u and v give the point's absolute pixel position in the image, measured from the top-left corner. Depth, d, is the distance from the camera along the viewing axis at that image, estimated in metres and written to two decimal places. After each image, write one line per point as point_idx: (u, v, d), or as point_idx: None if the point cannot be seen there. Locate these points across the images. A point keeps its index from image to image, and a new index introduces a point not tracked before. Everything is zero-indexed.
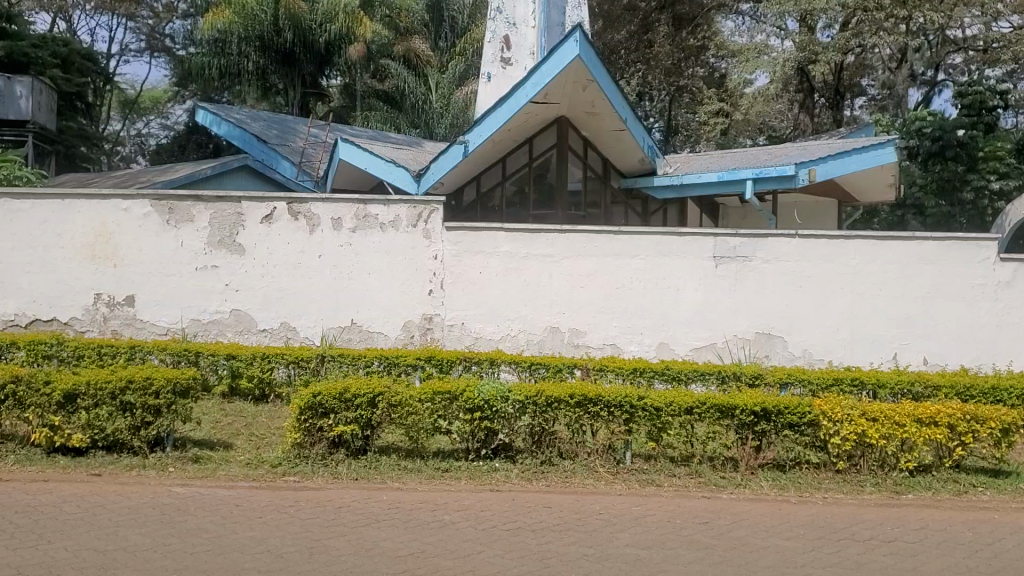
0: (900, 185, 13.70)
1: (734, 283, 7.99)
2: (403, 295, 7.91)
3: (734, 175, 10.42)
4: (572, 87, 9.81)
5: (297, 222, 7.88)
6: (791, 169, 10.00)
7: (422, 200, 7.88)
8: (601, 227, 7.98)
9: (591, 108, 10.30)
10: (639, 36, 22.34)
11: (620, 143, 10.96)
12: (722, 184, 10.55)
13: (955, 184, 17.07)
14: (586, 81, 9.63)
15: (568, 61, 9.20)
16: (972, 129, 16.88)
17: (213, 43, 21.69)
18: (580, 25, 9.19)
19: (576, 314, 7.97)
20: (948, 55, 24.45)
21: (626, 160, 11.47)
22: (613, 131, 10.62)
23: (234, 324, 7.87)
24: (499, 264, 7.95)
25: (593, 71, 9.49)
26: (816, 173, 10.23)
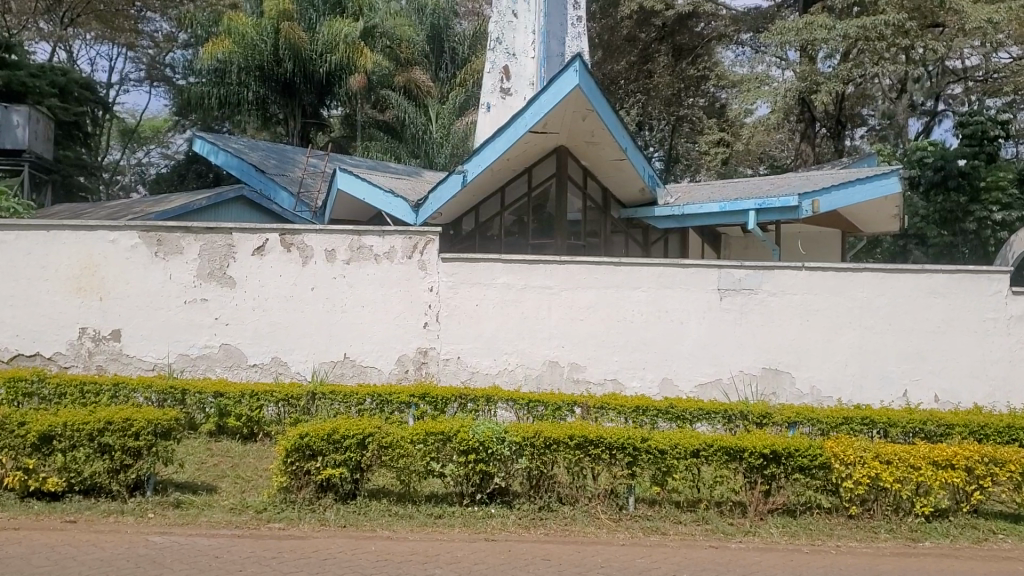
0: (904, 216, 13.51)
1: (739, 317, 7.75)
2: (397, 329, 7.67)
3: (737, 205, 10.21)
4: (571, 117, 9.64)
5: (289, 254, 7.66)
6: (794, 199, 9.75)
7: (418, 231, 7.67)
8: (602, 259, 7.76)
9: (591, 138, 10.12)
10: (639, 67, 22.35)
11: (620, 173, 10.78)
12: (724, 214, 10.35)
13: (958, 215, 17.00)
14: (586, 111, 9.45)
15: (568, 90, 9.03)
16: (973, 159, 16.87)
17: (213, 73, 21.67)
18: (580, 54, 9.01)
19: (576, 348, 7.72)
20: (948, 86, 24.42)
21: (627, 190, 11.29)
22: (613, 161, 10.45)
23: (224, 359, 7.62)
24: (497, 297, 7.72)
25: (594, 101, 9.31)
26: (819, 204, 10.01)
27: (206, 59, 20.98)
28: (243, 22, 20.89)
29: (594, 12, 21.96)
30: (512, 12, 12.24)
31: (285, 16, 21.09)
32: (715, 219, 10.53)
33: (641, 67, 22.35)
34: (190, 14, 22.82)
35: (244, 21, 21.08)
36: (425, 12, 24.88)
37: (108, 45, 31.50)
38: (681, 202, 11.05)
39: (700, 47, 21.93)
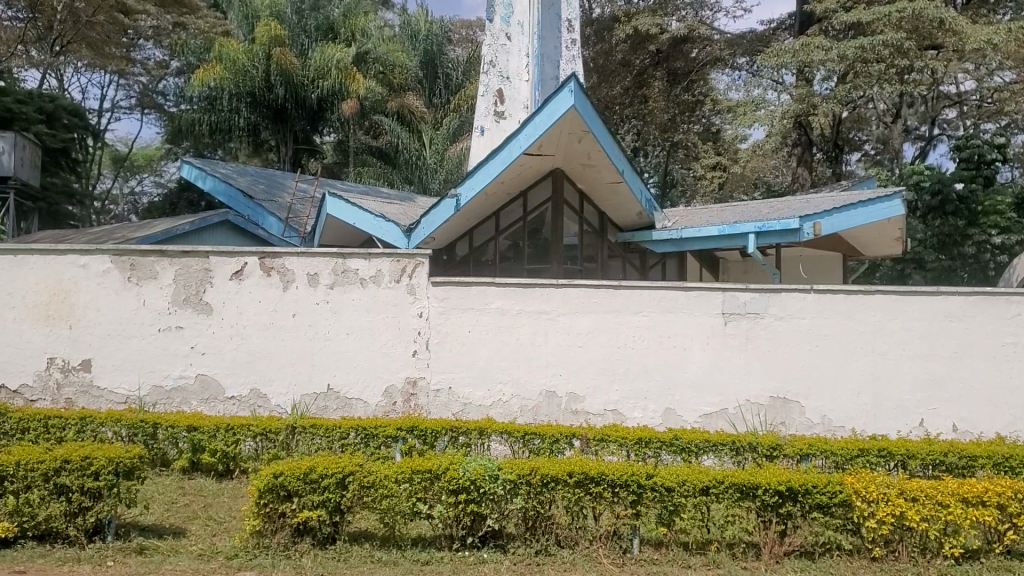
0: (907, 239, 13.19)
1: (745, 343, 7.35)
2: (384, 357, 7.25)
3: (737, 228, 9.85)
4: (567, 138, 9.28)
5: (270, 279, 7.26)
6: (795, 221, 9.39)
7: (407, 253, 7.26)
8: (599, 282, 7.35)
9: (587, 160, 9.76)
10: (634, 92, 22.01)
11: (617, 196, 10.42)
12: (724, 238, 9.98)
13: (956, 239, 17.23)
14: (582, 132, 9.09)
15: (563, 110, 8.66)
16: (971, 182, 17.47)
17: (205, 100, 21.73)
18: (575, 73, 8.64)
19: (573, 377, 7.30)
20: (942, 110, 24.34)
21: (624, 213, 10.91)
22: (610, 184, 10.10)
23: (200, 391, 7.19)
24: (490, 323, 7.31)
25: (589, 122, 8.95)
26: (821, 227, 9.63)
27: (198, 86, 20.64)
28: (234, 47, 20.56)
29: (588, 36, 21.41)
30: (506, 34, 11.97)
31: (277, 42, 20.89)
32: (714, 243, 10.16)
33: (635, 92, 22.03)
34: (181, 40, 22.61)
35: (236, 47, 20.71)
36: (418, 38, 24.60)
37: (100, 73, 31.29)
38: (679, 224, 10.69)
39: (696, 71, 21.72)
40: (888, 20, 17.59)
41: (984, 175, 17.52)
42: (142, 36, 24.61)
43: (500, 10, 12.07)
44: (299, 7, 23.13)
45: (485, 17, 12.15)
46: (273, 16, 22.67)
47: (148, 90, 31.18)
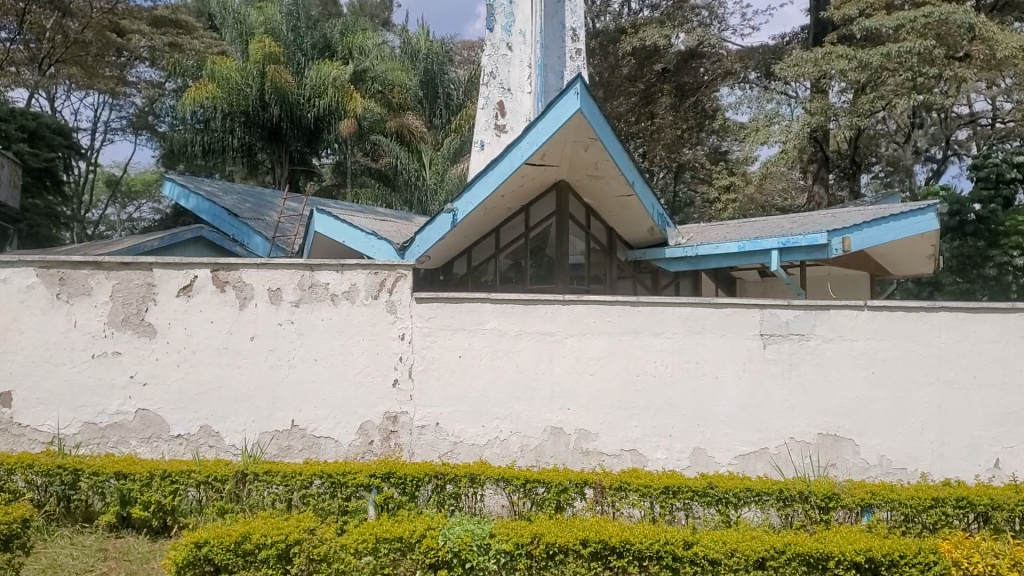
0: (940, 257, 12.06)
1: (788, 369, 6.20)
2: (360, 388, 6.10)
3: (758, 244, 8.68)
4: (572, 147, 8.15)
5: (223, 295, 6.12)
6: (823, 236, 8.22)
7: (386, 264, 6.14)
8: (613, 298, 6.21)
9: (594, 171, 8.64)
10: (640, 109, 20.97)
11: (626, 211, 9.30)
12: (745, 255, 8.83)
13: (976, 260, 16.41)
14: (589, 140, 7.97)
15: (567, 116, 7.53)
16: (990, 203, 16.58)
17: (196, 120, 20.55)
18: (582, 74, 7.52)
19: (584, 410, 6.15)
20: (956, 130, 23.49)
21: (635, 229, 9.77)
22: (620, 198, 8.99)
23: (141, 429, 6.05)
24: (485, 346, 6.17)
25: (598, 128, 7.83)
26: (853, 241, 8.48)
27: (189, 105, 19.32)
28: (227, 65, 19.49)
29: (593, 49, 20.52)
30: (506, 44, 10.90)
31: (271, 60, 19.91)
32: (732, 260, 9.00)
33: (642, 109, 21.00)
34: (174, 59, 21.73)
35: (228, 65, 19.62)
36: (418, 57, 24.04)
37: (93, 94, 30.39)
38: (694, 241, 9.56)
39: (706, 86, 20.58)
40: (913, 26, 16.51)
41: (1004, 195, 16.68)
42: (134, 55, 23.63)
43: (500, 19, 11.03)
44: (295, 24, 22.19)
45: (485, 27, 11.12)
46: (268, 32, 21.74)
47: (144, 112, 30.30)
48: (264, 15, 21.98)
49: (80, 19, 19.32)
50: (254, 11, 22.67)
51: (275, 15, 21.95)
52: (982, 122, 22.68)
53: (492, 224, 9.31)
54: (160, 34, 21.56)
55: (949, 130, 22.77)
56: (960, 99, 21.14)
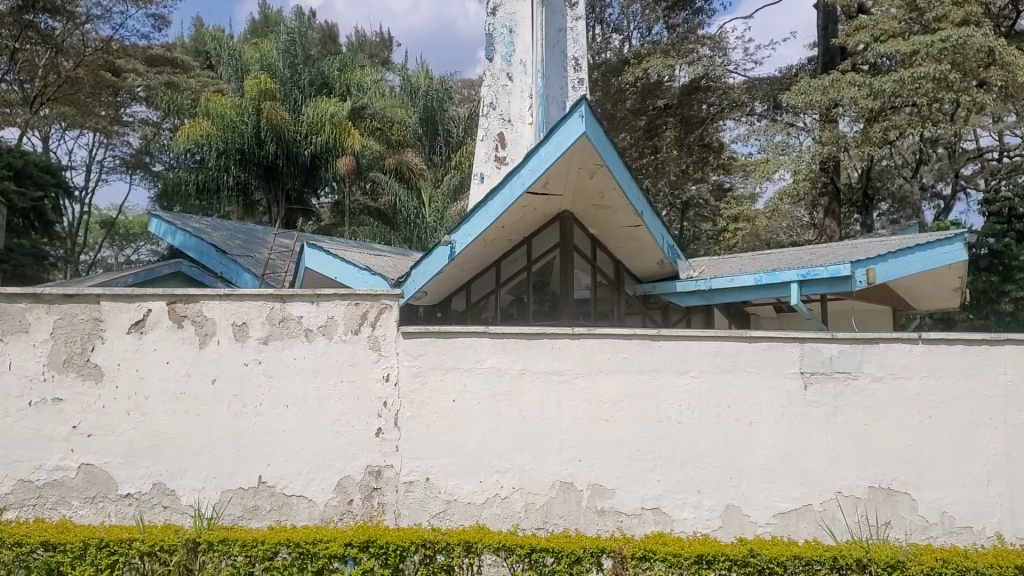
0: (966, 290, 11.26)
1: (833, 414, 5.37)
2: (338, 439, 5.26)
3: (777, 277, 7.87)
4: (577, 174, 7.34)
5: (181, 331, 5.29)
6: (846, 267, 7.42)
7: (367, 294, 5.31)
8: (629, 332, 5.37)
9: (600, 199, 7.83)
10: (644, 142, 19.96)
11: (635, 242, 8.47)
12: (763, 289, 8.00)
13: (991, 296, 15.78)
14: (595, 166, 7.16)
15: (571, 141, 6.72)
16: (1003, 237, 15.92)
17: (192, 159, 19.82)
18: (585, 95, 6.74)
19: (598, 461, 5.31)
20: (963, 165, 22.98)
21: (642, 262, 8.94)
22: (627, 228, 8.18)
23: (85, 487, 5.20)
24: (482, 389, 5.34)
25: (604, 153, 7.04)
26: (880, 272, 7.67)
27: (182, 144, 18.62)
28: (221, 102, 18.93)
29: (595, 81, 19.46)
30: (506, 75, 10.09)
31: (267, 96, 19.25)
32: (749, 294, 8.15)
33: (646, 142, 19.98)
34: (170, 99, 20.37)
35: (223, 103, 19.08)
36: (417, 94, 23.54)
37: (87, 134, 29.79)
38: (709, 274, 8.73)
39: (711, 119, 19.77)
40: (929, 51, 15.66)
41: (1017, 229, 15.86)
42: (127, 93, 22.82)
43: (500, 49, 10.21)
44: (292, 61, 21.51)
45: (484, 56, 10.27)
46: (264, 69, 21.28)
47: (139, 152, 29.68)
48: (260, 52, 21.56)
49: (74, 57, 19.82)
50: (249, 48, 22.07)
51: (271, 51, 21.41)
52: (991, 156, 22.15)
53: (492, 257, 8.49)
54: (156, 73, 20.80)
55: (956, 164, 22.22)
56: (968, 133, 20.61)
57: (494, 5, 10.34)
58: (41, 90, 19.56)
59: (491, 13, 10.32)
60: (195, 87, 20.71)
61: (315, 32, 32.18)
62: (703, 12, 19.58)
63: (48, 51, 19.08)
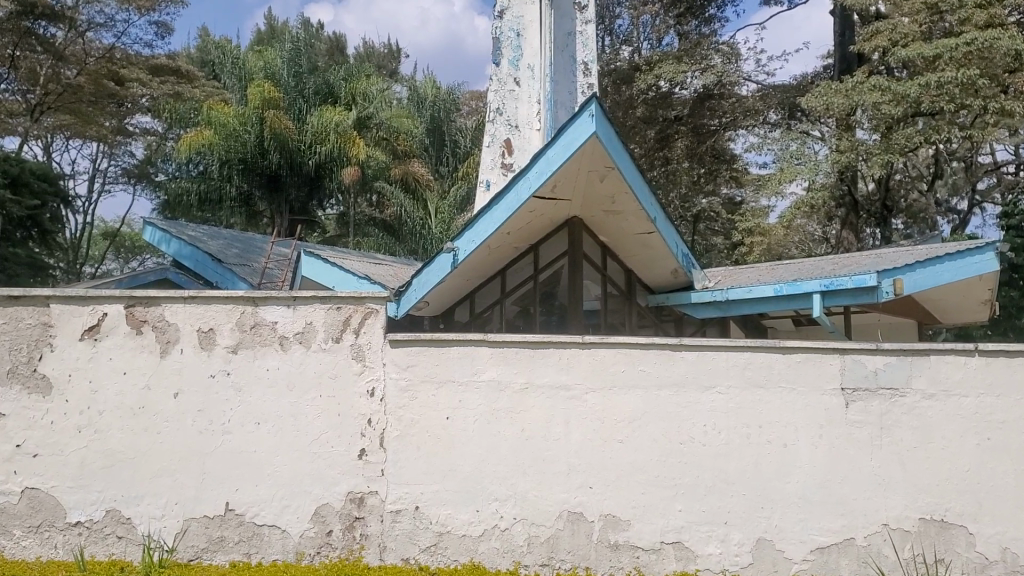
0: (995, 303, 10.38)
1: (879, 436, 4.72)
2: (316, 461, 4.64)
3: (798, 287, 7.15)
4: (586, 178, 6.67)
5: (140, 339, 4.67)
6: (872, 277, 6.69)
7: (351, 296, 4.68)
8: (646, 341, 4.72)
9: (611, 206, 7.15)
10: (656, 152, 19.36)
11: (647, 250, 7.76)
12: (783, 300, 7.29)
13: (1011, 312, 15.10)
14: (606, 169, 6.49)
15: (580, 142, 6.07)
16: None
17: (195, 168, 19.34)
18: (595, 92, 6.11)
19: (610, 489, 4.67)
20: (981, 179, 22.28)
21: (655, 271, 8.20)
22: (639, 235, 7.47)
23: (29, 515, 4.60)
24: (480, 405, 4.71)
25: (616, 154, 6.37)
26: (913, 283, 6.97)
27: (184, 153, 17.86)
28: (225, 111, 18.10)
29: (605, 87, 18.74)
30: (514, 80, 9.34)
31: (270, 106, 18.66)
32: (769, 305, 7.43)
33: (655, 153, 19.42)
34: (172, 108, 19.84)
35: (227, 111, 18.19)
36: (424, 104, 23.00)
37: (91, 144, 29.31)
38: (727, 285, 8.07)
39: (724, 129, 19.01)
40: (953, 55, 14.86)
41: None
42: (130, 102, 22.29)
43: (508, 53, 9.48)
44: (296, 69, 21.11)
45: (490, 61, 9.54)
46: (268, 78, 20.74)
47: (143, 163, 29.20)
48: (264, 60, 21.00)
49: (76, 66, 18.77)
50: (253, 56, 21.56)
51: (275, 59, 20.91)
52: (1007, 171, 21.47)
53: (496, 265, 7.83)
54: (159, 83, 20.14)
55: (972, 178, 21.52)
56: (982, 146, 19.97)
57: (501, 7, 9.61)
58: (42, 98, 18.83)
59: (498, 15, 9.61)
60: (199, 96, 20.11)
61: (321, 43, 31.75)
62: (717, 19, 19.00)
63: (52, 61, 18.11)
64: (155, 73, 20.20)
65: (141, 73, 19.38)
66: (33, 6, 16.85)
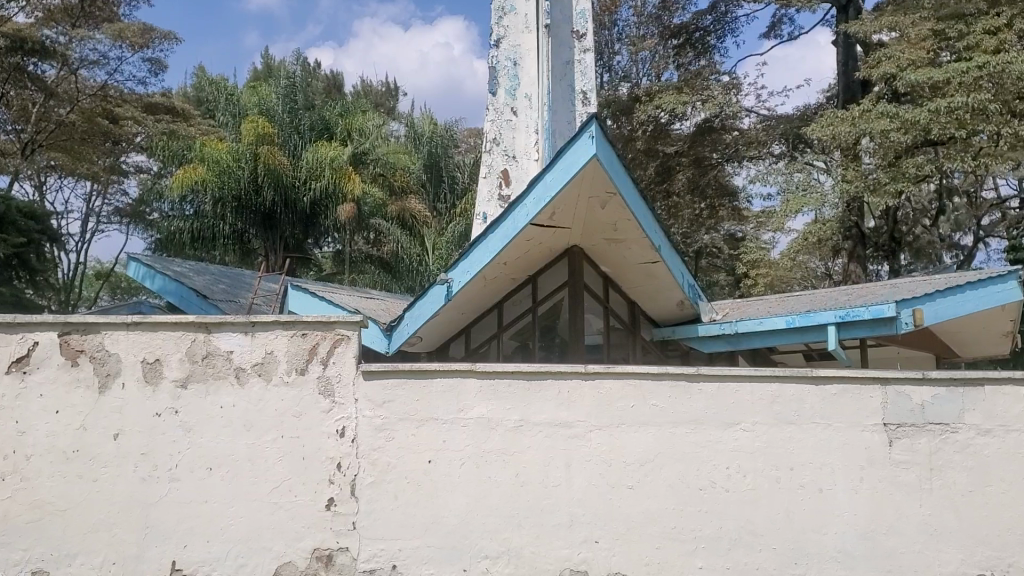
0: (1018, 332, 9.15)
1: (927, 480, 4.09)
2: (276, 513, 4.00)
3: (810, 318, 6.48)
4: (585, 206, 6.04)
5: (75, 372, 4.04)
6: (890, 306, 6.00)
7: (318, 323, 4.09)
8: (655, 371, 4.10)
9: (613, 235, 6.52)
10: (657, 185, 18.63)
11: (650, 281, 7.13)
12: (795, 332, 6.64)
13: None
14: (607, 195, 5.87)
15: (579, 167, 5.46)
16: None
17: (187, 207, 18.57)
18: (594, 112, 5.50)
19: (618, 543, 4.03)
20: (988, 212, 21.62)
21: (661, 303, 7.52)
22: (643, 265, 6.85)
23: None
24: (466, 446, 4.07)
25: (619, 178, 5.77)
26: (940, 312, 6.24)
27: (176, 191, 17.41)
28: (217, 147, 17.69)
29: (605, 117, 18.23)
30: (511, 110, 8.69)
31: (264, 141, 18.10)
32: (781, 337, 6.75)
33: (658, 186, 18.70)
34: (166, 145, 19.28)
35: (221, 148, 17.86)
36: (421, 140, 22.48)
37: (83, 183, 28.67)
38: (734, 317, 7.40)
39: (726, 162, 18.44)
40: (962, 80, 14.06)
41: None
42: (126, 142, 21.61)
43: (504, 82, 8.81)
44: (291, 105, 20.54)
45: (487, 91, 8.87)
46: (262, 114, 20.23)
47: (136, 203, 28.62)
48: (258, 96, 20.51)
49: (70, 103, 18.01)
50: (248, 92, 21.10)
51: (270, 95, 20.43)
52: (1010, 207, 20.85)
53: (492, 298, 7.17)
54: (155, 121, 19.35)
55: (976, 213, 20.88)
56: (986, 180, 19.40)
57: (497, 37, 9.01)
58: (32, 135, 18.16)
59: (494, 44, 8.99)
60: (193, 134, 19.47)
61: (319, 82, 31.42)
62: (717, 50, 18.60)
63: (41, 94, 17.00)
64: (150, 111, 19.47)
65: (137, 111, 18.50)
66: (24, 41, 15.60)
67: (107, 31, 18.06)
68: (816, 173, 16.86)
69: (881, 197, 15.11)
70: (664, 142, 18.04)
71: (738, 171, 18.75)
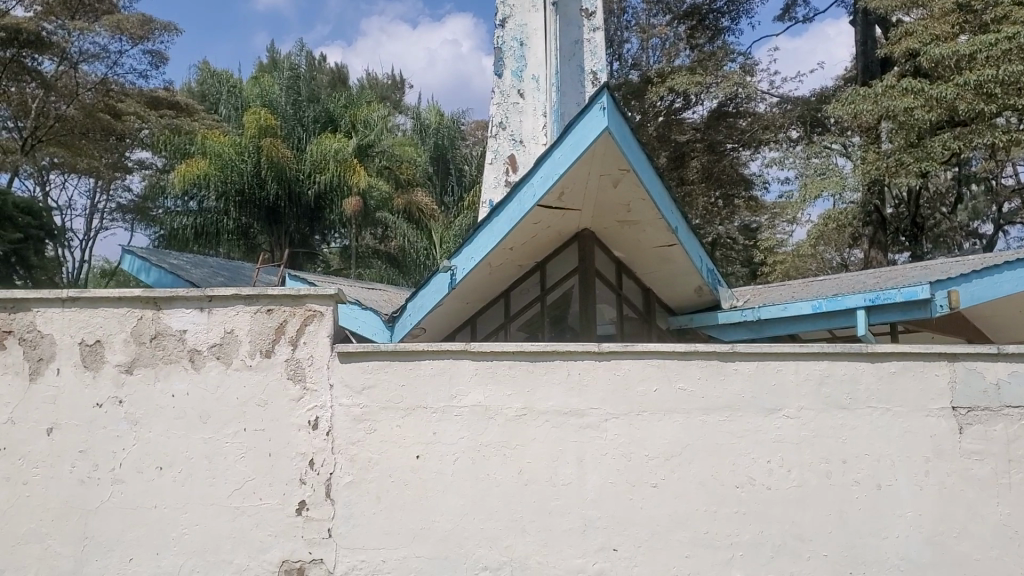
0: None
1: (1005, 474, 3.46)
2: (238, 519, 3.42)
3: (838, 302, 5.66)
4: (597, 184, 5.38)
5: (3, 357, 3.51)
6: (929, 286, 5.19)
7: (286, 299, 3.48)
8: (681, 350, 3.48)
9: (626, 215, 5.84)
10: (670, 172, 17.96)
11: (666, 265, 6.45)
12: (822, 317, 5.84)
13: None
14: (622, 171, 5.21)
15: (590, 140, 4.80)
16: None
17: (186, 201, 17.88)
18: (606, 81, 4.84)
19: (641, 551, 3.41)
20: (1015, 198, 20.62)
21: (678, 289, 6.86)
22: (658, 248, 6.19)
23: None
24: (461, 438, 3.47)
25: (633, 154, 5.12)
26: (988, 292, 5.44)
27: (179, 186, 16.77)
28: (218, 140, 17.18)
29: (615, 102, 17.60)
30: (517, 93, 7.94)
31: (268, 134, 17.59)
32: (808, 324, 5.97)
33: (671, 173, 18.04)
34: (167, 139, 18.60)
35: (223, 140, 17.33)
36: (427, 132, 21.84)
37: (86, 181, 28.07)
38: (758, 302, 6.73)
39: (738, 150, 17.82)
40: (990, 54, 12.84)
41: None
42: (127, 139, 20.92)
43: (511, 64, 8.09)
44: (295, 97, 20.01)
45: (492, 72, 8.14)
46: (265, 106, 19.68)
47: (140, 201, 28.06)
48: (260, 87, 20.01)
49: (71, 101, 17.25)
50: (251, 83, 20.60)
51: (273, 87, 19.86)
52: None
53: (497, 286, 6.48)
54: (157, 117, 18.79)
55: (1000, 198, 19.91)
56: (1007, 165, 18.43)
57: (502, 15, 8.26)
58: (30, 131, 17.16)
59: (500, 23, 8.25)
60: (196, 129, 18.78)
61: (323, 75, 30.91)
62: (730, 31, 17.91)
63: (35, 85, 16.16)
64: (153, 106, 18.81)
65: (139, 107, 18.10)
66: (18, 32, 14.71)
67: (105, 23, 17.36)
68: (836, 156, 16.02)
69: (905, 179, 14.17)
70: (676, 130, 17.45)
71: (755, 156, 18.04)
